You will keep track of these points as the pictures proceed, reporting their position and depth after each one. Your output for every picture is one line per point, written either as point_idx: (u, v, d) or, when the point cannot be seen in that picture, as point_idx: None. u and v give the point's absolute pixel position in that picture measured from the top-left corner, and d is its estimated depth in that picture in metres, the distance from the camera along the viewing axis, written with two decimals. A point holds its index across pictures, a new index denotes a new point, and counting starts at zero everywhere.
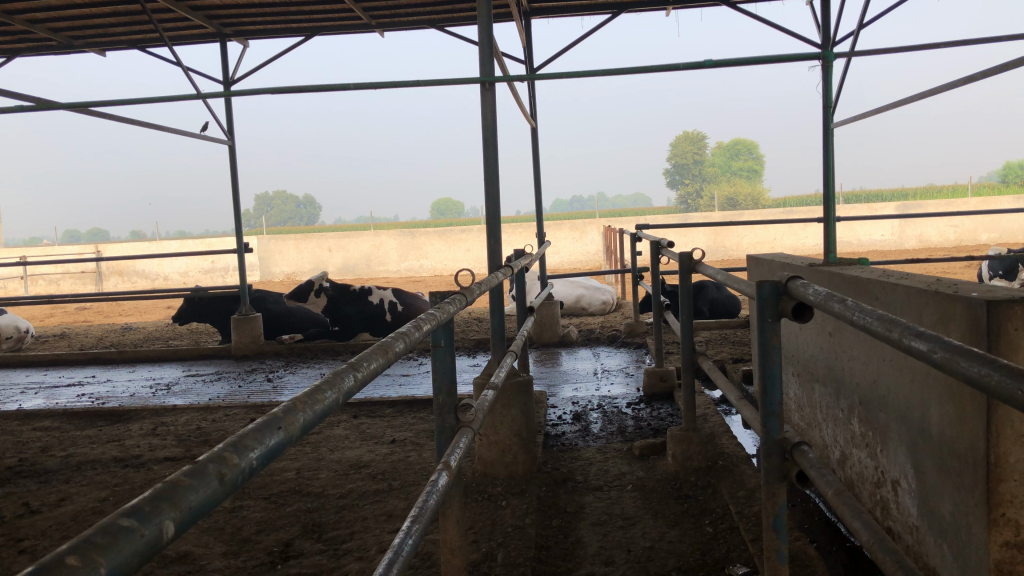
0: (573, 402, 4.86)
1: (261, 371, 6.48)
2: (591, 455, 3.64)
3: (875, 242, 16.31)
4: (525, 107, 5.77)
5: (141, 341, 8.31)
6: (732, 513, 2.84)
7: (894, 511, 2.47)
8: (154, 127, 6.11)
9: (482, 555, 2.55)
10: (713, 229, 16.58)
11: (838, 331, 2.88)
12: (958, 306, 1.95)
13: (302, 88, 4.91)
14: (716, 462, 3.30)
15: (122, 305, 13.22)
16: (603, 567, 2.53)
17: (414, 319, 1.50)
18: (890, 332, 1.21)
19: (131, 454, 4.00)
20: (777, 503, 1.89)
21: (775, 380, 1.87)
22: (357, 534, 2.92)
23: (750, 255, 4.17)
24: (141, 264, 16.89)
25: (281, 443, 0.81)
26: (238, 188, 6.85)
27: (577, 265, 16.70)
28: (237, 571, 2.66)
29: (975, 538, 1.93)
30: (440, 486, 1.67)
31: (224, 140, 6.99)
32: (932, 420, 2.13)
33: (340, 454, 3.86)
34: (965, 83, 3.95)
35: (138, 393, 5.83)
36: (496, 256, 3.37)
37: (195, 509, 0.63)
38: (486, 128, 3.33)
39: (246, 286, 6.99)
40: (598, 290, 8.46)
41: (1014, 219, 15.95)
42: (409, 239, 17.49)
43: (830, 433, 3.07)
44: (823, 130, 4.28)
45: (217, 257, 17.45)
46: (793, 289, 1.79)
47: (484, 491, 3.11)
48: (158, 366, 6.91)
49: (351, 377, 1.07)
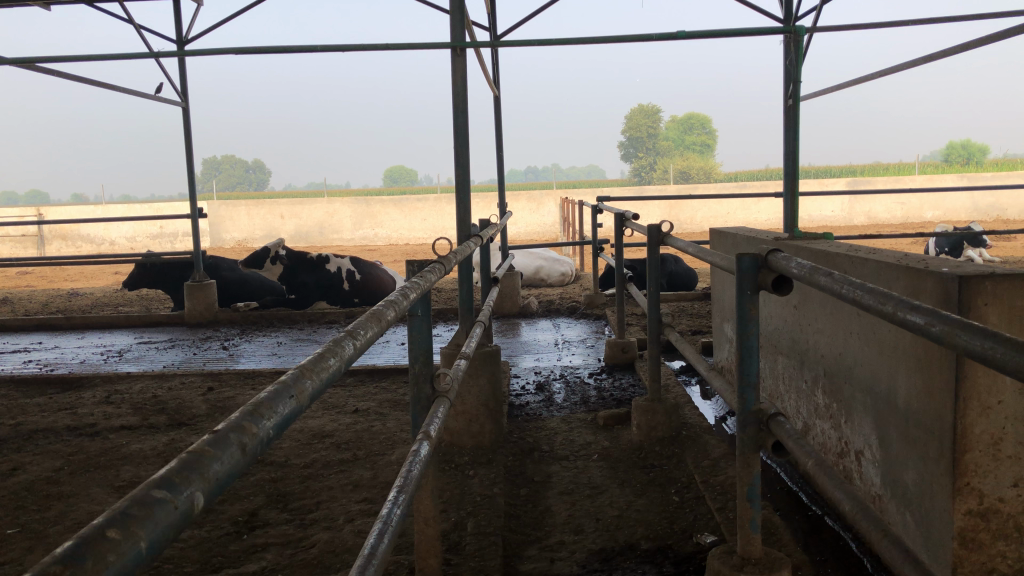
0: (535, 372, 4.89)
1: (216, 339, 6.37)
2: (556, 425, 3.66)
3: (825, 217, 16.67)
4: (489, 74, 5.71)
5: (89, 306, 8.09)
6: (697, 483, 2.88)
7: (857, 480, 2.53)
8: (105, 86, 5.92)
9: (452, 525, 2.55)
10: (668, 202, 16.73)
11: (804, 304, 2.92)
12: (929, 281, 1.99)
13: (263, 48, 4.79)
14: (680, 433, 3.34)
15: (67, 270, 12.88)
16: (573, 536, 2.55)
17: (401, 287, 1.48)
18: (882, 305, 1.22)
19: (85, 423, 3.90)
20: (751, 473, 1.92)
21: (752, 352, 1.89)
22: (323, 503, 2.90)
23: (714, 228, 4.21)
24: (86, 228, 16.46)
25: (294, 412, 0.79)
26: (193, 152, 6.69)
27: (533, 236, 16.71)
28: (201, 541, 2.62)
29: (939, 507, 1.98)
30: (422, 456, 1.66)
31: (178, 102, 6.81)
32: (899, 392, 2.18)
33: (303, 424, 3.82)
34: (924, 61, 4.00)
35: (88, 360, 5.68)
36: (465, 225, 3.34)
37: (221, 479, 0.61)
38: (456, 95, 3.28)
39: (200, 251, 6.84)
40: (557, 262, 8.48)
41: (957, 197, 16.42)
42: (363, 206, 17.35)
43: (793, 404, 3.13)
44: (787, 104, 4.32)
45: (165, 222, 17.07)
46: (774, 261, 1.80)
47: (452, 461, 3.11)
48: (108, 332, 6.74)
49: (351, 344, 1.05)
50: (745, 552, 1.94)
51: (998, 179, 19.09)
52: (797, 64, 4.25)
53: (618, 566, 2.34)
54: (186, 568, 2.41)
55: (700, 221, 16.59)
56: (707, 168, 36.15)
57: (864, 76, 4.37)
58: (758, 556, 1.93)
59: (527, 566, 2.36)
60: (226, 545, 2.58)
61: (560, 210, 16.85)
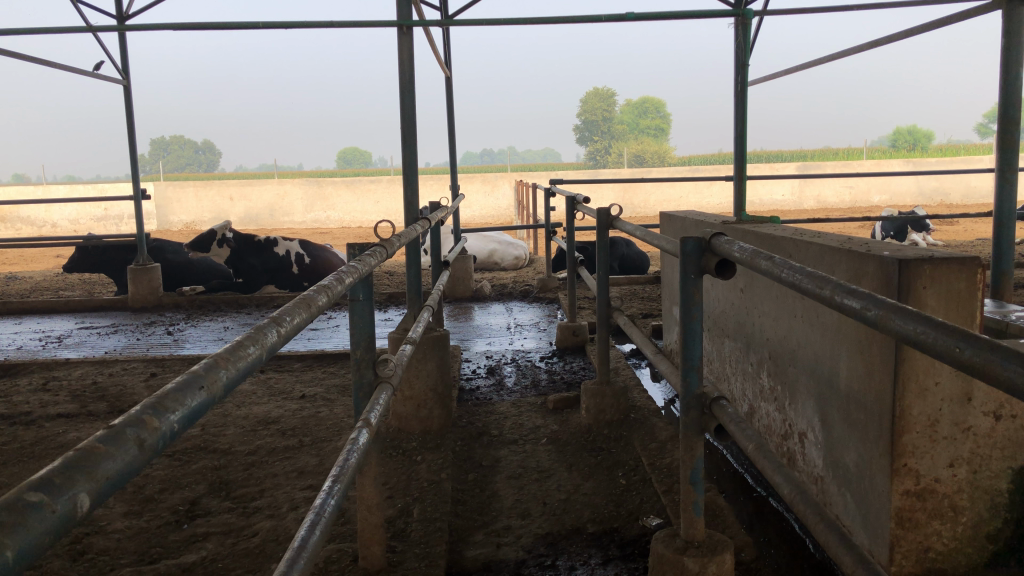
0: (487, 356, 4.87)
1: (161, 324, 6.21)
2: (505, 409, 3.65)
3: (776, 201, 16.91)
4: (440, 55, 5.63)
5: (27, 291, 7.85)
6: (644, 465, 2.89)
7: (800, 462, 2.57)
8: (41, 62, 5.70)
9: (397, 511, 2.52)
10: (622, 185, 16.81)
11: (750, 288, 2.94)
12: (870, 264, 2.00)
13: (205, 24, 4.66)
14: (628, 415, 3.35)
15: (5, 254, 12.47)
16: (520, 520, 2.54)
17: (335, 271, 1.44)
18: (820, 289, 1.22)
19: (20, 412, 3.77)
20: (694, 457, 1.92)
21: (695, 336, 1.89)
22: (267, 491, 2.85)
23: (664, 211, 4.22)
24: (26, 210, 15.97)
25: (204, 404, 0.75)
26: (135, 132, 6.50)
27: (487, 219, 16.68)
28: (139, 531, 2.54)
29: (878, 487, 2.01)
30: (361, 444, 1.62)
31: (119, 80, 6.61)
32: (841, 374, 2.20)
33: (247, 410, 3.75)
34: (870, 47, 4.05)
35: (26, 346, 5.50)
36: (413, 208, 3.29)
37: (115, 477, 0.57)
38: (403, 75, 3.22)
39: (144, 233, 6.65)
40: (510, 245, 8.45)
41: (902, 181, 16.79)
42: (315, 188, 17.12)
43: (739, 386, 3.15)
44: (737, 88, 4.33)
45: (110, 204, 16.65)
46: (717, 245, 1.79)
47: (399, 446, 3.07)
48: (47, 318, 6.53)
49: (275, 332, 1.01)
50: (689, 535, 1.94)
51: (943, 165, 19.54)
52: (746, 48, 4.27)
53: (564, 551, 2.34)
54: (122, 561, 2.34)
55: (654, 204, 16.72)
56: (662, 151, 36.41)
57: (813, 61, 4.41)
58: (701, 539, 1.94)
59: (473, 552, 2.34)
60: (165, 535, 2.51)
61: (515, 193, 16.83)
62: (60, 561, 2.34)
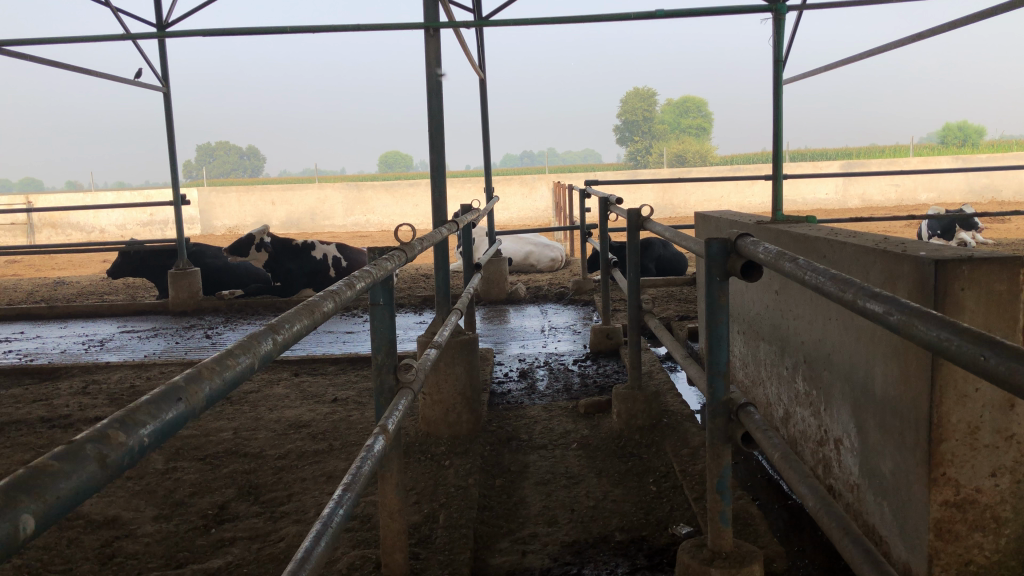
0: (519, 359, 4.84)
1: (200, 327, 6.29)
2: (536, 413, 3.61)
3: (819, 200, 16.62)
4: (473, 57, 5.61)
5: (73, 295, 8.02)
6: (675, 472, 2.83)
7: (835, 469, 2.49)
8: (82, 71, 5.80)
9: (423, 517, 2.50)
10: (661, 186, 16.66)
11: (785, 290, 2.86)
12: (905, 266, 1.93)
13: (240, 31, 4.70)
14: (660, 420, 3.29)
15: (55, 259, 12.79)
16: (546, 528, 2.50)
17: (346, 277, 1.42)
18: (842, 293, 1.16)
19: (59, 414, 3.83)
20: (721, 465, 1.86)
21: (721, 340, 1.83)
22: (295, 495, 2.85)
23: (698, 212, 4.15)
24: (75, 216, 16.36)
25: (181, 418, 0.73)
26: (175, 138, 6.60)
27: (525, 221, 16.66)
28: (169, 535, 2.56)
29: (916, 497, 1.93)
30: (376, 451, 1.60)
31: (159, 87, 6.72)
32: (876, 379, 2.12)
33: (279, 414, 3.76)
34: (914, 40, 3.93)
35: (69, 350, 5.60)
36: (441, 211, 3.27)
37: (68, 497, 0.55)
38: (430, 76, 3.20)
39: (183, 238, 6.75)
40: (546, 247, 8.41)
41: (951, 178, 16.38)
42: (355, 192, 17.26)
43: (774, 391, 3.07)
44: (773, 84, 4.24)
45: (156, 209, 16.99)
46: (743, 246, 1.73)
47: (426, 451, 3.05)
48: (91, 322, 6.66)
49: (270, 341, 0.98)
50: (716, 546, 1.88)
51: (992, 161, 19.02)
52: (781, 43, 4.17)
53: (590, 559, 2.29)
54: (149, 565, 2.36)
55: (694, 204, 16.54)
56: (703, 151, 36.02)
57: (853, 56, 4.30)
58: (728, 550, 1.88)
59: (497, 560, 2.31)
60: (193, 540, 2.52)
61: (553, 195, 16.77)
62: (89, 565, 2.36)
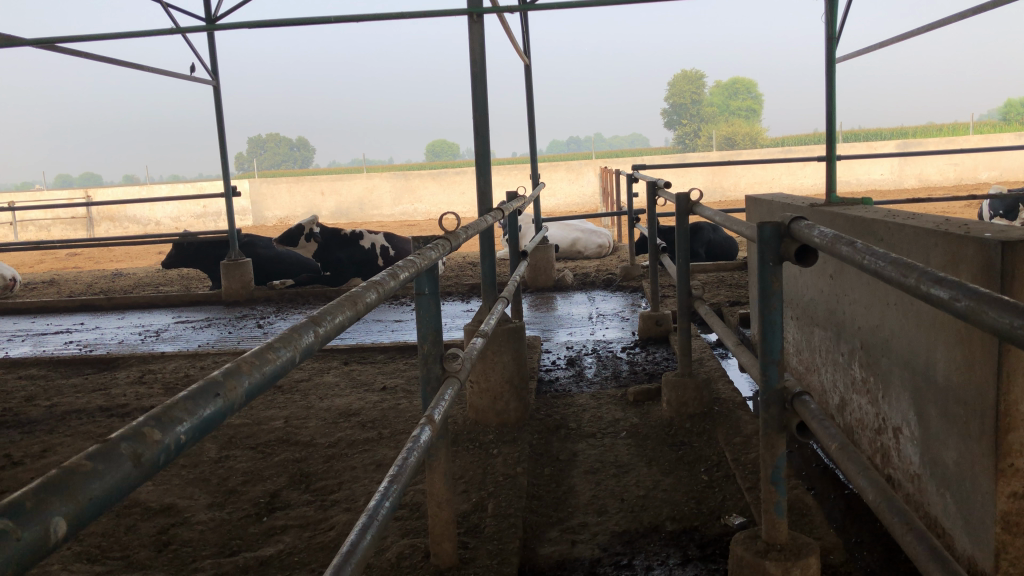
0: (567, 346, 4.81)
1: (252, 317, 6.39)
2: (584, 401, 3.58)
3: (874, 181, 16.22)
4: (518, 43, 5.57)
5: (131, 286, 8.21)
6: (727, 461, 2.78)
7: (895, 459, 2.41)
8: (135, 66, 5.91)
9: (472, 506, 2.49)
10: (710, 168, 16.44)
11: (840, 274, 2.78)
12: (969, 248, 1.84)
13: (287, 21, 4.74)
14: (711, 408, 3.23)
15: (114, 251, 13.14)
16: (596, 517, 2.47)
17: (388, 268, 1.40)
18: (904, 277, 1.11)
19: (117, 404, 3.92)
20: (776, 455, 1.81)
21: (775, 327, 1.77)
22: (345, 484, 2.86)
23: (749, 195, 4.06)
24: (132, 209, 16.75)
25: (220, 413, 0.71)
26: (226, 131, 6.70)
27: (572, 207, 16.59)
28: (222, 523, 2.59)
29: (982, 489, 1.85)
30: (422, 442, 1.59)
31: (210, 81, 6.82)
32: (938, 365, 2.04)
33: (329, 402, 3.79)
34: (974, 13, 3.77)
35: (126, 340, 5.74)
36: (486, 198, 3.25)
37: (101, 498, 0.54)
38: (474, 62, 3.17)
39: (235, 229, 6.86)
40: (593, 233, 8.35)
41: (1014, 155, 15.85)
42: (403, 181, 17.36)
43: (829, 378, 2.99)
44: (826, 63, 4.11)
45: (209, 201, 17.32)
46: (797, 230, 1.67)
47: (474, 439, 3.05)
48: (147, 312, 6.81)
49: (312, 333, 0.97)
50: (770, 538, 1.83)
51: None
52: (834, 20, 4.04)
53: (641, 550, 2.26)
54: (203, 552, 2.39)
55: (744, 187, 16.27)
56: (753, 133, 35.45)
57: (910, 32, 4.15)
58: (784, 541, 1.83)
59: (547, 549, 2.29)
60: (246, 527, 2.56)
61: (600, 180, 16.66)
62: (146, 551, 2.40)
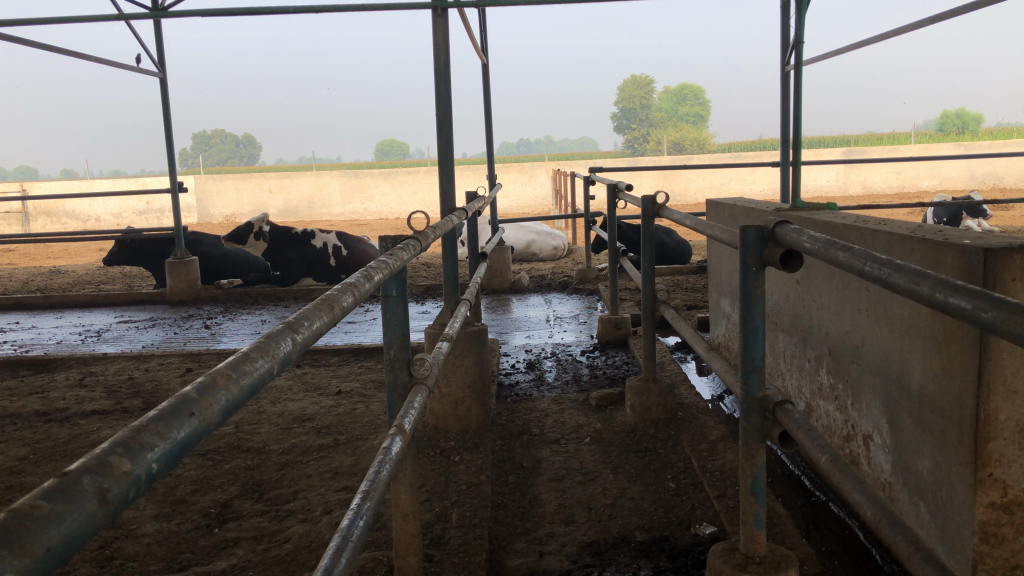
0: (526, 349, 4.74)
1: (199, 317, 6.18)
2: (546, 406, 3.52)
3: (821, 187, 16.54)
4: (477, 41, 5.48)
5: (70, 284, 7.90)
6: (694, 468, 2.74)
7: (864, 466, 2.39)
8: (77, 54, 5.67)
9: (435, 516, 2.41)
10: (662, 173, 16.58)
11: (807, 279, 2.76)
12: (949, 254, 1.82)
13: (240, 11, 4.58)
14: (675, 414, 3.19)
15: (51, 248, 12.66)
16: (563, 527, 2.41)
17: (362, 269, 1.31)
18: (914, 286, 1.06)
19: (56, 408, 3.72)
20: (755, 465, 1.77)
21: (757, 334, 1.72)
22: (301, 493, 2.75)
23: (711, 199, 4.03)
24: (71, 204, 16.21)
25: (196, 435, 0.62)
26: (173, 124, 6.48)
27: (525, 209, 16.56)
28: (170, 536, 2.45)
29: (959, 498, 1.83)
30: (393, 453, 1.49)
31: (155, 72, 6.58)
32: (913, 373, 2.03)
33: (282, 407, 3.66)
34: (931, 23, 3.78)
35: (65, 341, 5.49)
36: (449, 198, 3.15)
37: (61, 546, 0.45)
38: (437, 58, 3.08)
39: (181, 227, 6.63)
40: (549, 235, 8.32)
41: (953, 165, 16.34)
42: (353, 180, 17.13)
43: (794, 383, 2.98)
44: (789, 68, 4.09)
45: (152, 197, 16.83)
46: (783, 234, 1.62)
47: (435, 445, 2.96)
48: (87, 311, 6.55)
49: (290, 341, 0.88)
50: (749, 550, 1.78)
51: (996, 147, 18.89)
52: (799, 24, 4.01)
53: (611, 561, 2.20)
54: (150, 567, 2.26)
55: (694, 191, 16.43)
56: (702, 138, 36.11)
57: (867, 40, 4.15)
58: (762, 554, 1.78)
59: (514, 562, 2.21)
60: (195, 540, 2.43)
61: (552, 182, 16.66)
62: (88, 568, 2.26)
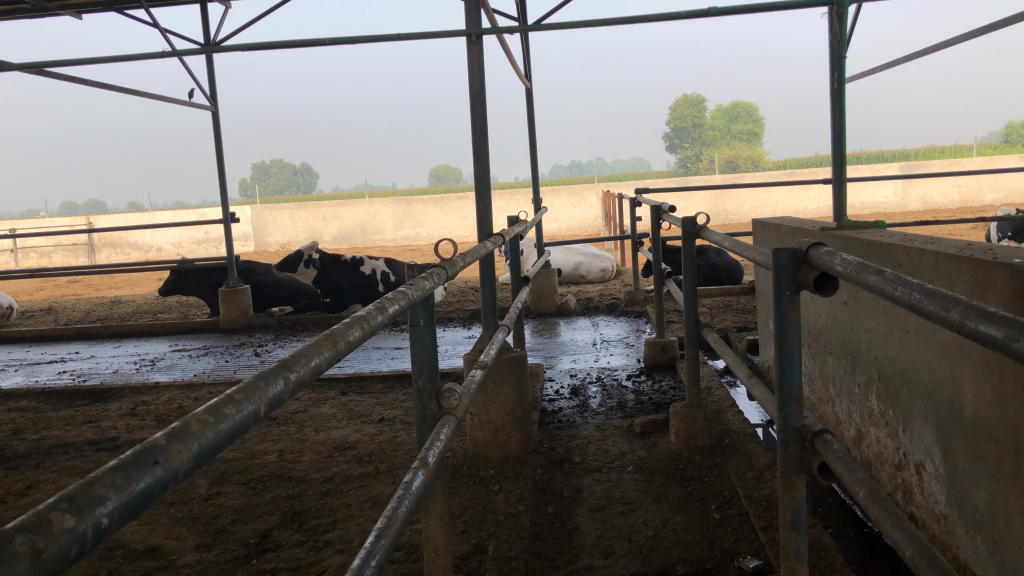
0: (571, 374, 4.69)
1: (250, 345, 6.27)
2: (589, 433, 3.46)
3: (879, 204, 16.14)
4: (519, 66, 5.50)
5: (129, 314, 8.10)
6: (740, 497, 2.65)
7: (917, 497, 2.29)
8: (133, 92, 5.85)
9: (471, 547, 2.37)
10: (713, 192, 16.40)
11: (854, 300, 2.67)
12: (998, 275, 1.73)
13: (285, 45, 4.68)
14: (721, 441, 3.11)
15: (115, 278, 13.03)
16: (602, 560, 2.34)
17: (377, 301, 1.30)
18: (945, 312, 1.00)
19: (107, 437, 3.80)
20: (795, 498, 1.69)
21: (793, 361, 1.66)
22: (340, 523, 2.73)
23: (757, 219, 3.94)
24: (135, 236, 16.72)
25: (159, 485, 0.60)
26: (224, 157, 6.63)
27: (575, 231, 16.50)
28: (209, 566, 2.46)
29: (1017, 533, 1.72)
30: (415, 488, 1.46)
31: (207, 106, 6.76)
32: (964, 400, 1.93)
33: (325, 435, 3.67)
34: (983, 32, 3.66)
35: (121, 370, 5.62)
36: (486, 223, 3.14)
37: None
38: (472, 84, 3.08)
39: (234, 256, 6.76)
40: (597, 258, 8.27)
41: (1019, 178, 15.79)
42: (405, 206, 17.24)
43: (845, 409, 2.87)
44: (835, 83, 4.00)
45: (211, 227, 17.27)
46: (816, 257, 1.56)
47: (474, 475, 2.92)
48: (144, 341, 6.70)
49: (282, 381, 0.86)
50: None
51: None
52: (844, 38, 3.91)
53: None
54: None
55: (748, 210, 16.17)
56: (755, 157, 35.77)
57: (917, 52, 4.04)
58: None
59: None
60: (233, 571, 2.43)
61: (603, 204, 16.60)
62: None
